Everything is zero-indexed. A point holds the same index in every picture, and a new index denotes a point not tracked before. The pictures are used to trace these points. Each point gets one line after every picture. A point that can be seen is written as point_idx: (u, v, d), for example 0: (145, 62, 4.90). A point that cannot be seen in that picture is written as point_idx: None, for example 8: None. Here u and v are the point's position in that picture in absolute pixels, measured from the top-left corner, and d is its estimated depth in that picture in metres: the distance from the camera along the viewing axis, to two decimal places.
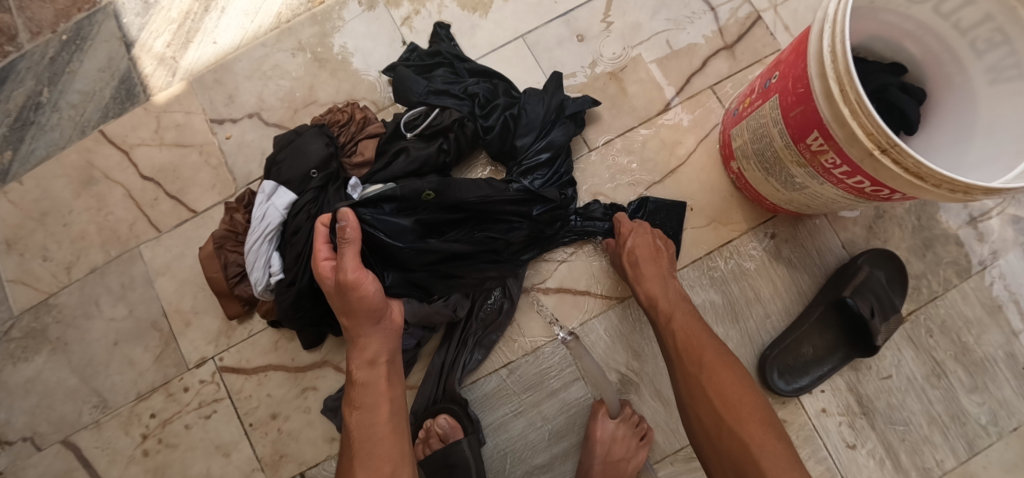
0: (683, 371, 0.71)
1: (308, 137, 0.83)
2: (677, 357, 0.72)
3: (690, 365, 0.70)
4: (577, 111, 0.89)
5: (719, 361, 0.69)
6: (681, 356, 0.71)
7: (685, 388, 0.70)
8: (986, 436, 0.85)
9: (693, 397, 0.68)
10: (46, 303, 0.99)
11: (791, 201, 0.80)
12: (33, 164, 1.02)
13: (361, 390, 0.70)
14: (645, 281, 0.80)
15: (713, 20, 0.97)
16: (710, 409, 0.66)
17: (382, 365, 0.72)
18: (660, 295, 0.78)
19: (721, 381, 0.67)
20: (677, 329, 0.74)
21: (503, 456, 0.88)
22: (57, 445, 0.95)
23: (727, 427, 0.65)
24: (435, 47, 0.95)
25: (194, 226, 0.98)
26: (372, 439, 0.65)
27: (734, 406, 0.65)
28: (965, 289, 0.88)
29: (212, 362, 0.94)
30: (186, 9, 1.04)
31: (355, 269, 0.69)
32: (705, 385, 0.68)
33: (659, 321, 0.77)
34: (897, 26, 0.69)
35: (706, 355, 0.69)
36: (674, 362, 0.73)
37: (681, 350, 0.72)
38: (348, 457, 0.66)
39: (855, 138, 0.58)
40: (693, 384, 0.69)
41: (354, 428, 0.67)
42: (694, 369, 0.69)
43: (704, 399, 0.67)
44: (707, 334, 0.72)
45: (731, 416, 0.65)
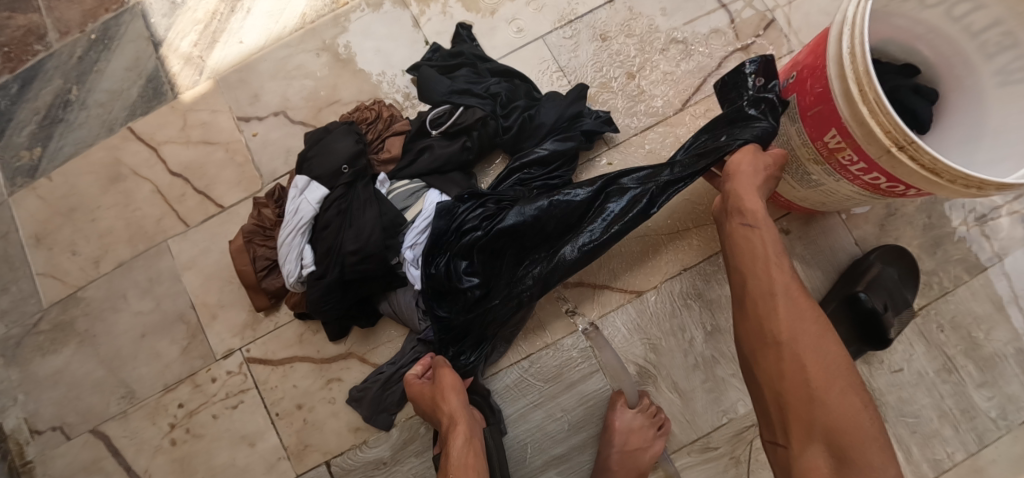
0: (791, 311, 0.61)
1: (337, 134, 0.86)
2: (783, 292, 0.62)
3: (804, 311, 0.61)
4: (593, 129, 0.91)
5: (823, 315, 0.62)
6: (792, 295, 0.62)
7: (788, 327, 0.60)
8: (994, 429, 0.87)
9: (799, 342, 0.59)
10: (74, 296, 1.01)
11: (805, 198, 0.82)
12: (61, 160, 1.05)
13: (456, 461, 0.71)
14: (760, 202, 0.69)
15: (727, 22, 0.99)
16: (820, 363, 0.58)
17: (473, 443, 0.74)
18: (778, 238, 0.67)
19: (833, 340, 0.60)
20: (784, 266, 0.65)
21: (524, 446, 0.90)
22: (85, 435, 0.97)
23: (833, 386, 0.57)
24: (457, 48, 0.97)
25: (219, 221, 1.01)
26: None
27: (844, 369, 0.58)
28: (974, 286, 0.90)
29: (238, 353, 0.97)
30: (212, 10, 1.07)
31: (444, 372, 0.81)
32: (820, 337, 0.60)
33: (768, 258, 0.65)
34: (909, 29, 0.72)
35: (817, 310, 0.62)
36: (777, 295, 0.62)
37: (792, 290, 0.62)
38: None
39: (873, 136, 0.60)
40: (803, 329, 0.60)
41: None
42: (806, 315, 0.61)
43: (812, 347, 0.59)
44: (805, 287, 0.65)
45: (841, 377, 0.58)
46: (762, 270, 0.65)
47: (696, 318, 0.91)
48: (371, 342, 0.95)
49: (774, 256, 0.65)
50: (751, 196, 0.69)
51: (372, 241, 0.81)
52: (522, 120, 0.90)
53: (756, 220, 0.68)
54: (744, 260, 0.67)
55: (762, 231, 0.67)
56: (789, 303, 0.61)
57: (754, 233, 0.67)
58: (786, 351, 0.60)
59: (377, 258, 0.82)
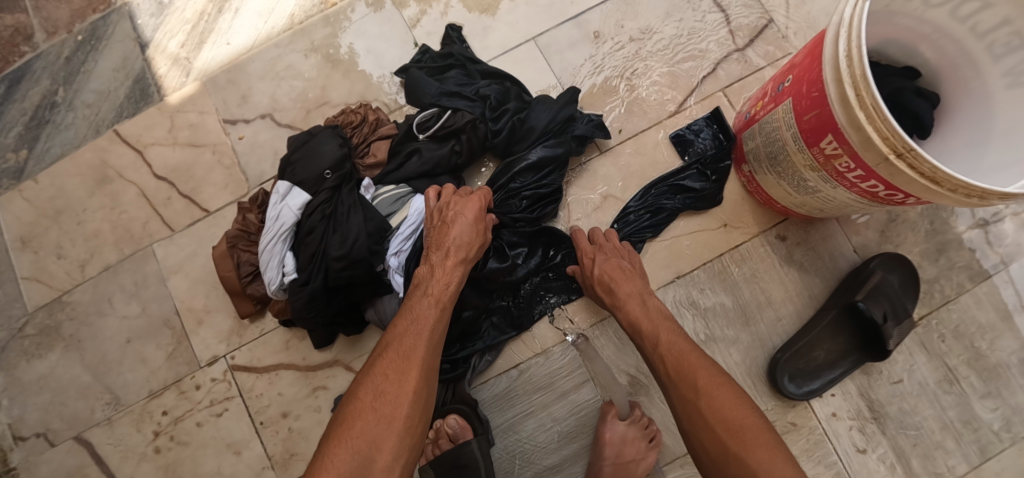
0: (678, 395, 0.67)
1: (322, 138, 0.84)
2: (669, 382, 0.69)
3: (686, 391, 0.66)
4: (585, 133, 0.88)
5: (710, 379, 0.66)
6: (671, 378, 0.69)
7: (682, 413, 0.66)
8: (998, 441, 0.84)
9: (691, 421, 0.65)
10: (60, 300, 0.99)
11: (804, 204, 0.80)
12: (48, 163, 1.03)
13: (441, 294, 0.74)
14: (624, 306, 0.78)
15: (724, 22, 0.97)
16: (711, 434, 0.63)
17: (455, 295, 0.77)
18: (641, 316, 0.76)
19: (716, 403, 0.63)
20: (666, 350, 0.70)
21: (513, 457, 0.88)
22: (70, 441, 0.95)
23: (726, 451, 0.61)
24: (447, 49, 0.95)
25: (206, 225, 0.99)
26: (436, 342, 0.70)
27: (730, 425, 0.62)
28: (978, 294, 0.88)
29: (223, 360, 0.95)
30: (201, 10, 1.05)
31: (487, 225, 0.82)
32: (703, 410, 0.64)
33: (645, 344, 0.74)
34: (913, 29, 0.69)
35: (698, 379, 0.66)
36: (668, 386, 0.69)
37: (673, 373, 0.68)
38: (404, 332, 0.68)
39: (870, 142, 0.57)
40: (691, 411, 0.65)
41: (422, 318, 0.70)
42: (689, 393, 0.66)
43: (702, 423, 0.64)
44: (701, 354, 0.69)
45: (730, 437, 0.61)
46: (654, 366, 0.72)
47: (689, 327, 0.89)
48: (358, 349, 0.93)
49: (650, 346, 0.73)
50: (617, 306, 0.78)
51: (358, 246, 0.79)
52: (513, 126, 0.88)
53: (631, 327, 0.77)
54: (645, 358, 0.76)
55: (637, 332, 0.76)
56: (675, 390, 0.68)
57: (636, 339, 0.76)
58: (689, 436, 0.66)
59: (363, 264, 0.80)
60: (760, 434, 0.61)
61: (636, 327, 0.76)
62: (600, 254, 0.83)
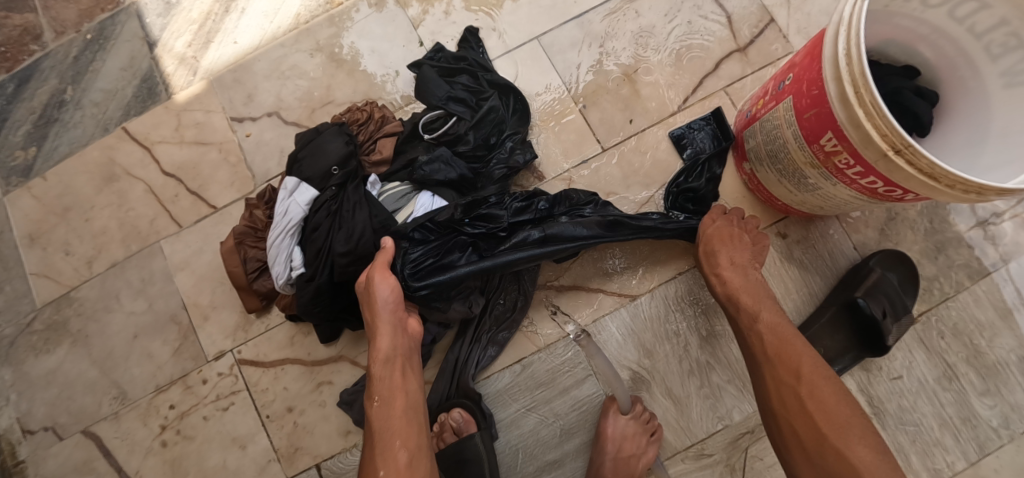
0: (775, 378, 0.67)
1: (328, 136, 0.85)
2: (764, 361, 0.69)
3: (784, 373, 0.66)
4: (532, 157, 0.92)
5: (808, 366, 0.66)
6: (770, 360, 0.69)
7: (775, 395, 0.66)
8: (996, 438, 0.85)
9: (785, 406, 0.65)
10: (68, 296, 1.01)
11: (804, 202, 0.81)
12: (56, 160, 1.04)
13: (379, 377, 0.70)
14: (722, 272, 0.79)
15: (725, 22, 0.98)
16: (806, 419, 0.62)
17: (396, 361, 0.72)
18: (740, 291, 0.76)
19: (819, 394, 0.63)
20: (765, 329, 0.71)
21: (516, 452, 0.89)
22: (77, 435, 0.96)
23: (822, 442, 0.60)
24: (464, 53, 0.96)
25: (212, 223, 1.00)
26: (392, 432, 0.65)
27: (829, 414, 0.61)
28: (977, 292, 0.88)
29: (229, 355, 0.96)
30: (207, 10, 1.06)
31: (383, 273, 0.74)
32: (803, 396, 0.64)
33: (744, 320, 0.74)
34: (911, 30, 0.70)
35: (802, 367, 0.66)
36: (761, 365, 0.69)
37: (771, 354, 0.69)
38: (367, 448, 0.65)
39: (869, 140, 0.58)
40: (789, 394, 0.65)
41: (374, 420, 0.67)
42: (789, 377, 0.66)
43: (799, 408, 0.63)
44: (800, 340, 0.69)
45: (828, 425, 0.61)
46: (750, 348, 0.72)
47: (691, 323, 0.90)
48: (362, 345, 0.94)
49: (749, 323, 0.73)
50: (716, 276, 0.80)
51: (365, 242, 0.81)
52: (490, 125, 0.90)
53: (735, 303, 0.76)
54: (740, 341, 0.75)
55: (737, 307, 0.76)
56: (773, 373, 0.68)
57: (731, 310, 0.77)
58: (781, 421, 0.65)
59: (369, 259, 0.82)
60: (851, 436, 0.60)
61: (736, 300, 0.76)
62: (719, 218, 0.85)
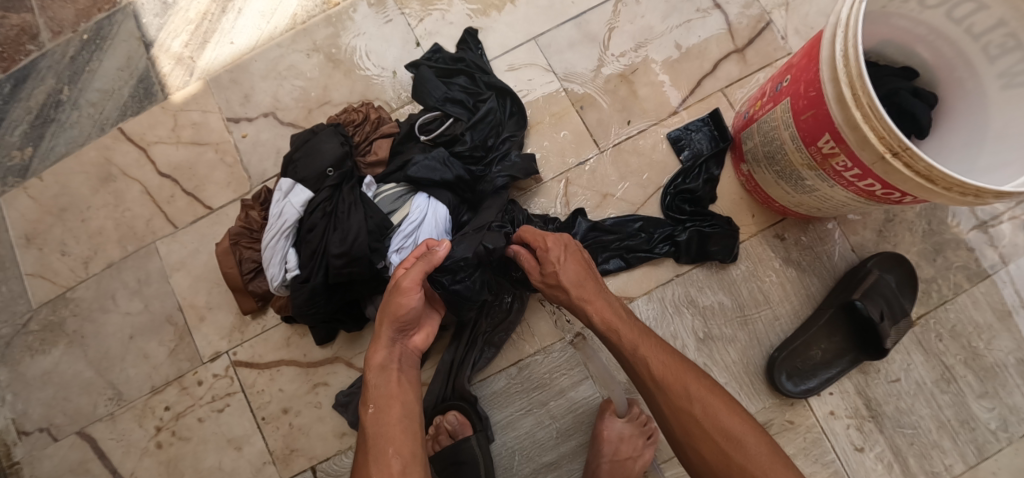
0: (669, 405, 0.65)
1: (324, 136, 0.85)
2: (654, 389, 0.66)
3: (675, 398, 0.64)
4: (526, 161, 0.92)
5: (693, 384, 0.65)
6: (660, 386, 0.65)
7: (675, 422, 0.64)
8: (995, 441, 0.85)
9: (688, 432, 0.63)
10: (64, 297, 1.00)
11: (801, 204, 0.80)
12: (53, 160, 1.04)
13: (374, 385, 0.68)
14: (592, 303, 0.73)
15: (723, 22, 0.97)
16: (710, 443, 0.62)
17: (392, 370, 0.70)
18: (615, 319, 0.71)
19: (712, 410, 0.63)
20: (640, 352, 0.68)
21: (511, 454, 0.88)
22: (72, 436, 0.96)
23: (727, 458, 0.60)
24: (460, 53, 0.96)
25: (209, 223, 1.00)
26: (386, 440, 0.63)
27: (726, 429, 0.62)
28: (975, 294, 0.88)
29: (225, 356, 0.96)
30: (204, 10, 1.06)
31: (410, 286, 0.70)
32: (699, 417, 0.63)
33: (623, 348, 0.69)
34: (909, 30, 0.70)
35: (688, 387, 0.64)
36: (652, 392, 0.66)
37: (657, 379, 0.66)
38: (362, 454, 0.64)
39: (866, 142, 0.58)
40: (686, 420, 0.63)
41: (369, 426, 0.65)
42: (681, 402, 0.64)
43: (699, 433, 0.62)
44: (674, 353, 0.68)
45: (725, 440, 0.61)
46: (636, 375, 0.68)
47: (688, 325, 0.90)
48: (358, 346, 0.94)
49: (629, 351, 0.69)
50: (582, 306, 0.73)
51: (358, 244, 0.80)
52: (490, 132, 0.91)
53: (612, 327, 0.71)
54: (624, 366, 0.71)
55: (610, 333, 0.71)
56: (666, 399, 0.65)
57: (608, 338, 0.71)
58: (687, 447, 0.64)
59: (363, 261, 0.80)
60: (750, 444, 0.60)
61: (608, 325, 0.71)
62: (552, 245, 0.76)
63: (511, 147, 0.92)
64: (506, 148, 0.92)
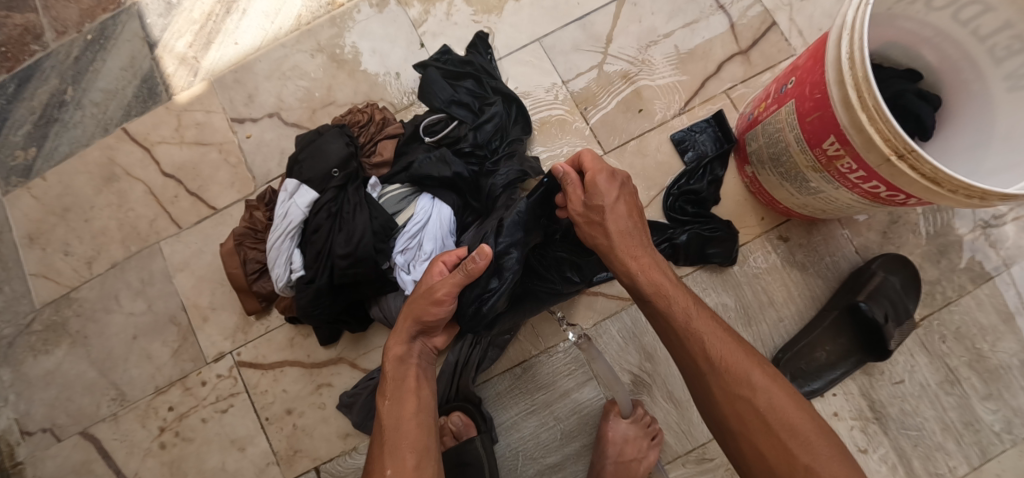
0: (724, 391, 0.61)
1: (328, 137, 0.85)
2: (708, 371, 0.62)
3: (733, 384, 0.61)
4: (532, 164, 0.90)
5: (750, 373, 0.61)
6: (716, 369, 0.62)
7: (726, 407, 0.61)
8: (999, 443, 0.85)
9: (744, 422, 0.60)
10: (67, 297, 1.00)
11: (806, 205, 0.80)
12: (56, 160, 1.04)
13: (392, 378, 0.70)
14: (637, 259, 0.70)
15: (728, 24, 0.97)
16: (769, 436, 0.58)
17: (410, 364, 0.72)
18: (665, 286, 0.68)
19: (777, 402, 0.59)
20: (695, 330, 0.64)
21: (516, 455, 0.88)
22: (76, 437, 0.96)
23: (786, 453, 0.57)
24: (469, 57, 0.96)
25: (213, 223, 1.00)
26: (401, 435, 0.64)
27: (788, 423, 0.58)
28: (980, 296, 0.88)
29: (229, 356, 0.96)
30: (208, 10, 1.06)
31: (443, 300, 0.71)
32: (762, 409, 0.59)
33: (677, 324, 0.66)
34: (914, 33, 0.70)
35: (750, 374, 0.61)
36: (705, 375, 0.63)
37: (714, 362, 0.62)
38: (377, 447, 0.65)
39: (872, 144, 0.58)
40: (745, 409, 0.60)
41: (385, 419, 0.66)
42: (741, 388, 0.60)
43: (759, 424, 0.59)
44: (732, 337, 0.64)
45: (788, 434, 0.58)
46: (687, 353, 0.65)
47: None
48: (362, 347, 0.94)
49: (681, 328, 0.65)
50: (627, 267, 0.70)
51: (363, 245, 0.80)
52: (495, 134, 0.90)
53: (666, 297, 0.67)
54: (672, 341, 0.67)
55: (658, 302, 0.68)
56: (721, 383, 0.62)
57: (656, 305, 0.68)
58: (740, 436, 0.60)
59: (368, 262, 0.80)
60: (816, 442, 0.57)
61: (657, 292, 0.68)
62: (609, 182, 0.72)
63: (516, 149, 0.91)
64: (512, 149, 0.91)
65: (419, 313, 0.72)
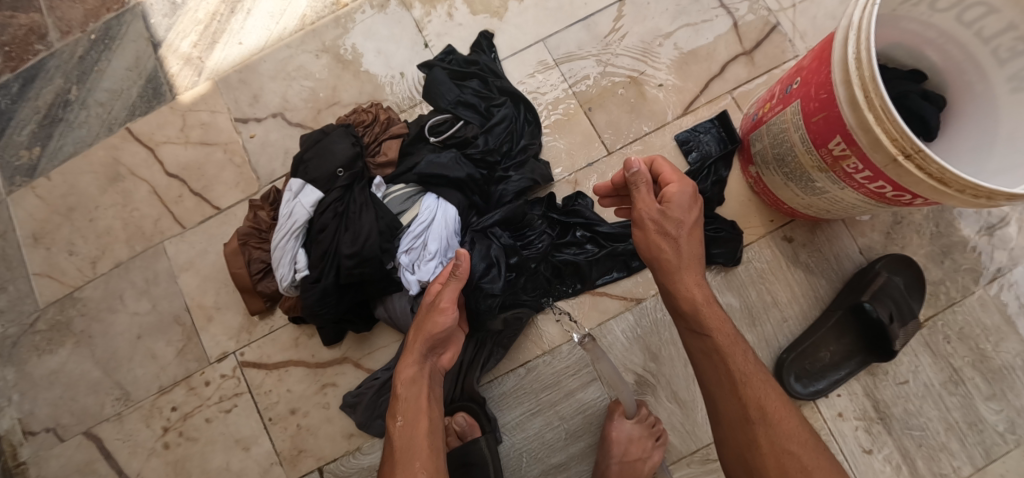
0: (771, 443, 0.60)
1: (334, 137, 0.85)
2: (758, 419, 0.61)
3: (783, 438, 0.60)
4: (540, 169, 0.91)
5: (798, 430, 0.61)
6: (767, 419, 0.61)
7: (772, 461, 0.59)
8: (1003, 443, 0.85)
9: None
10: (72, 297, 1.00)
11: (811, 206, 0.80)
12: (61, 159, 1.04)
13: (405, 399, 0.69)
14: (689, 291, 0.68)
15: (730, 24, 0.98)
16: None
17: (422, 384, 0.71)
18: (722, 324, 0.67)
19: (820, 464, 0.58)
20: (752, 377, 0.64)
21: (520, 455, 0.88)
22: (79, 436, 0.96)
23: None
24: (475, 57, 0.96)
25: (217, 223, 1.00)
26: (414, 451, 0.64)
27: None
28: (983, 296, 0.88)
29: (233, 356, 0.96)
30: (213, 11, 1.06)
31: (449, 305, 0.72)
32: (808, 467, 0.58)
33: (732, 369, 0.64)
34: (919, 34, 0.70)
35: (798, 433, 0.60)
36: (754, 423, 0.61)
37: (767, 412, 0.61)
38: (389, 463, 0.65)
39: (879, 143, 0.58)
40: (788, 462, 0.58)
41: (396, 439, 0.66)
42: (788, 443, 0.59)
43: None
44: (783, 394, 0.64)
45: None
46: (737, 396, 0.63)
47: None
48: (366, 347, 0.94)
49: (737, 371, 0.64)
50: (691, 293, 0.68)
51: (369, 245, 0.80)
52: (507, 139, 0.91)
53: (720, 333, 0.66)
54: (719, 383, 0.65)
55: (716, 337, 0.66)
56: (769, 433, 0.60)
57: (713, 341, 0.66)
58: None
59: (373, 262, 0.81)
60: None
61: (719, 328, 0.67)
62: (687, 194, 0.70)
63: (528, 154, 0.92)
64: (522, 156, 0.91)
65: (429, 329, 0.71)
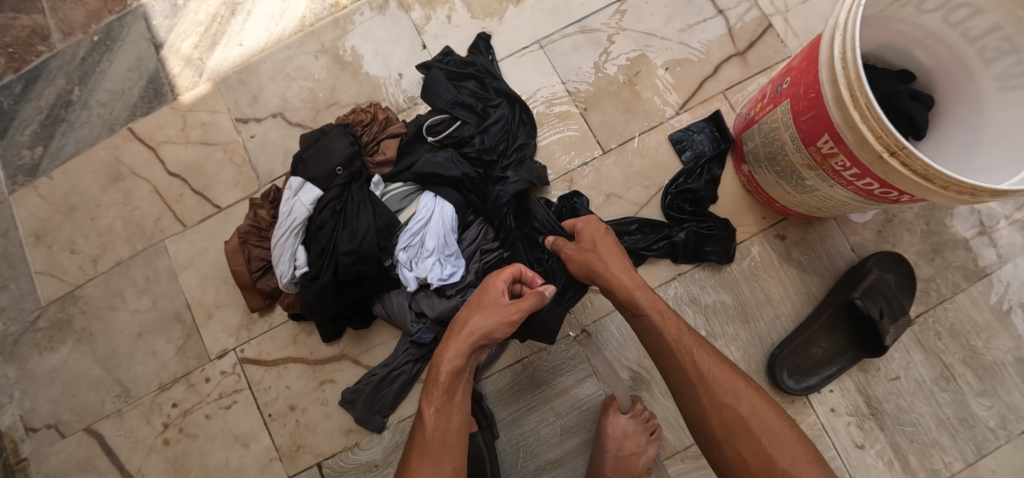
0: (709, 397, 0.65)
1: (333, 136, 0.86)
2: (697, 381, 0.66)
3: (719, 393, 0.64)
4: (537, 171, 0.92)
5: (736, 385, 0.65)
6: (704, 378, 0.65)
7: (716, 417, 0.64)
8: (994, 438, 0.86)
9: (730, 430, 0.63)
10: (73, 295, 1.01)
11: (802, 204, 0.82)
12: (63, 159, 1.06)
13: (443, 388, 0.68)
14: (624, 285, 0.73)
15: (723, 25, 0.99)
16: (754, 446, 0.62)
17: (463, 378, 0.71)
18: (654, 302, 0.71)
19: (760, 411, 0.63)
20: (687, 345, 0.68)
21: (517, 451, 0.89)
22: (80, 433, 0.97)
23: (766, 457, 0.61)
24: (471, 58, 0.98)
25: (217, 222, 1.01)
26: (444, 445, 0.65)
27: (767, 426, 0.63)
28: (973, 293, 0.89)
29: (232, 353, 0.97)
30: (214, 12, 1.07)
31: (515, 320, 0.72)
32: (748, 418, 0.63)
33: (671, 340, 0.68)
34: (907, 35, 0.71)
35: (736, 384, 0.65)
36: (695, 386, 0.66)
37: (704, 372, 0.66)
38: (415, 455, 0.66)
39: (865, 141, 0.60)
40: (729, 416, 0.63)
41: (429, 430, 0.66)
42: (728, 398, 0.64)
43: (745, 433, 0.62)
44: (714, 351, 0.68)
45: (767, 438, 0.62)
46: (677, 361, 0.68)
47: (690, 323, 0.91)
48: (364, 344, 0.95)
49: (673, 338, 0.68)
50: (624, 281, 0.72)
51: (367, 242, 0.81)
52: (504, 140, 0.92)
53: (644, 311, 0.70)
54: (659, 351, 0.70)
55: (651, 315, 0.70)
56: (707, 390, 0.65)
57: (652, 318, 0.70)
58: (728, 445, 0.63)
59: (372, 259, 0.82)
60: (796, 448, 0.61)
61: (653, 305, 0.71)
62: (591, 229, 0.79)
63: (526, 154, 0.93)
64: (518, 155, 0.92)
65: (491, 329, 0.71)
